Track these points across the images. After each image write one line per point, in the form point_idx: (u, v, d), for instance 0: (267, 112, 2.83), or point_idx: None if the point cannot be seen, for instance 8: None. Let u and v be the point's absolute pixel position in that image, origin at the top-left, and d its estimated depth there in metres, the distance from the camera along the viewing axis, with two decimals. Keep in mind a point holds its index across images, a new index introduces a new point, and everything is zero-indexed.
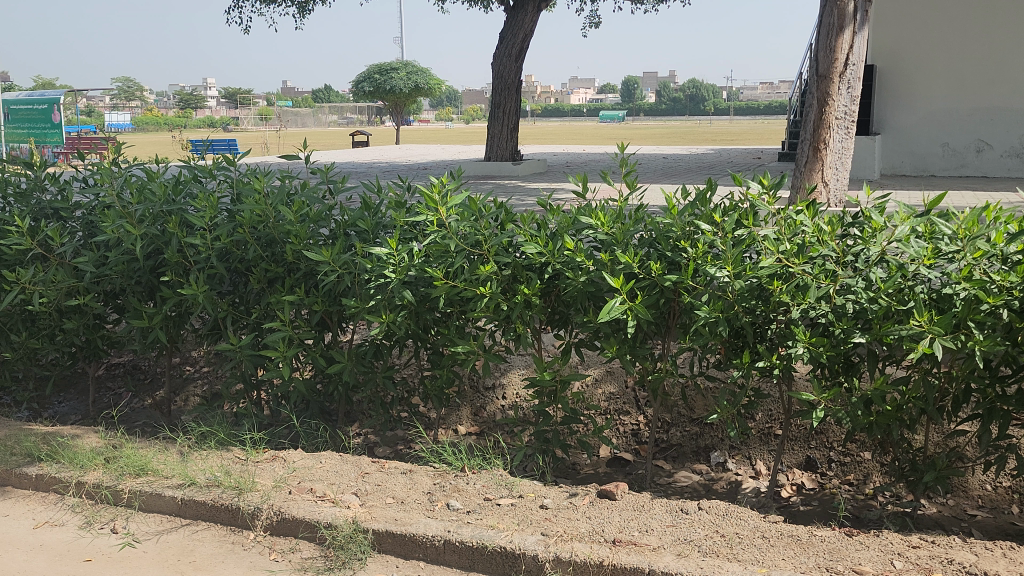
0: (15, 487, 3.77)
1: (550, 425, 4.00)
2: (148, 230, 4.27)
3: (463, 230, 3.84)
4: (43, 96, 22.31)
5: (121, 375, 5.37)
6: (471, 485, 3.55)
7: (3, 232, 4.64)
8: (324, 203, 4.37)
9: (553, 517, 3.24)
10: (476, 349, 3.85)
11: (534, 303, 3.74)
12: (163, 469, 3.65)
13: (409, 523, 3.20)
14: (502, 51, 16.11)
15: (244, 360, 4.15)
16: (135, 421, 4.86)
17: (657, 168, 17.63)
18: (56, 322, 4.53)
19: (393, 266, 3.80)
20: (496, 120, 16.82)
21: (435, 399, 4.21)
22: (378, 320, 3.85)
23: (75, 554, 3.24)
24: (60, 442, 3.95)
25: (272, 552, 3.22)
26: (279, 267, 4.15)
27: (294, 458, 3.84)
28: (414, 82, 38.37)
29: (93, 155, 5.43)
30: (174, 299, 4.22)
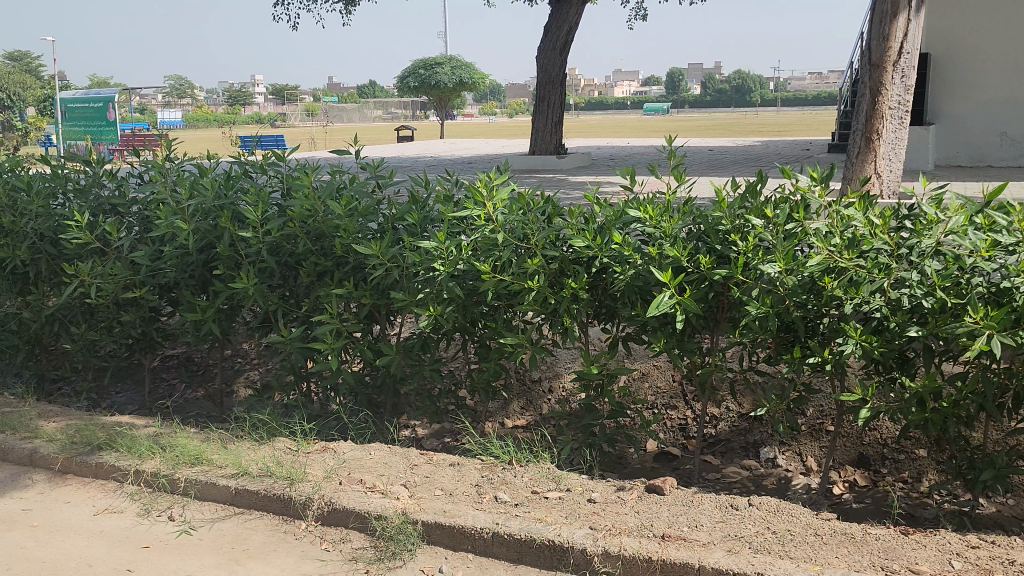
0: (77, 475, 3.87)
1: (596, 419, 4.01)
2: (200, 224, 4.36)
3: (512, 224, 3.86)
4: (99, 95, 22.92)
5: (175, 367, 5.49)
6: (519, 478, 3.56)
7: (63, 227, 4.77)
8: (372, 197, 4.41)
9: (601, 511, 3.23)
10: (523, 342, 3.86)
11: (582, 297, 3.74)
12: (217, 459, 3.73)
13: (458, 515, 3.22)
14: (547, 45, 16.01)
15: (294, 353, 4.21)
16: (189, 412, 4.96)
17: (701, 168, 15.61)
18: (113, 315, 4.65)
19: (440, 260, 3.82)
20: (541, 114, 16.79)
21: (482, 392, 4.23)
22: (426, 314, 3.88)
23: (133, 541, 3.33)
24: (118, 432, 4.05)
25: (323, 541, 3.27)
26: (328, 261, 4.20)
27: (344, 449, 3.89)
28: (461, 76, 38.52)
29: (148, 152, 5.55)
30: (226, 292, 4.30)
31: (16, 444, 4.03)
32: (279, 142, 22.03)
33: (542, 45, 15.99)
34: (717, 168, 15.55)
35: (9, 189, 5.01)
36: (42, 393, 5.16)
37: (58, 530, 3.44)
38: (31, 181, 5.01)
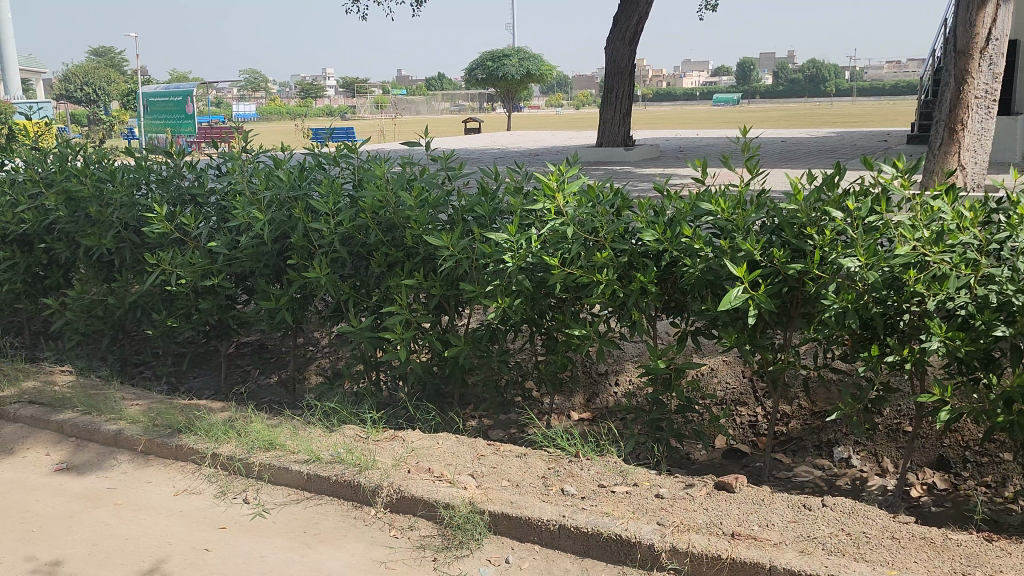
0: (157, 456, 4.01)
1: (664, 414, 3.96)
2: (275, 215, 4.45)
3: (581, 217, 3.85)
4: (178, 88, 23.61)
5: (248, 354, 5.62)
6: (586, 471, 3.55)
7: (145, 217, 4.94)
8: (442, 189, 4.43)
9: (669, 507, 3.20)
10: (591, 335, 3.84)
11: (651, 290, 3.69)
12: (290, 444, 3.82)
13: (526, 506, 3.23)
14: (615, 36, 15.63)
15: (364, 342, 4.27)
16: (263, 398, 5.09)
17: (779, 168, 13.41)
18: (192, 302, 4.76)
19: (510, 253, 3.82)
20: (609, 105, 16.65)
21: (549, 383, 4.22)
22: (495, 305, 3.89)
23: (211, 521, 3.43)
24: (196, 416, 4.18)
25: (392, 528, 3.32)
26: (399, 251, 4.25)
27: (413, 438, 3.93)
28: (528, 68, 38.52)
29: (224, 144, 5.69)
30: (299, 281, 4.39)
31: (101, 425, 4.19)
32: (350, 135, 22.31)
33: (611, 36, 15.69)
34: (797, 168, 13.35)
35: (96, 180, 5.20)
36: (125, 376, 5.36)
37: (141, 508, 3.57)
38: (116, 172, 5.20)
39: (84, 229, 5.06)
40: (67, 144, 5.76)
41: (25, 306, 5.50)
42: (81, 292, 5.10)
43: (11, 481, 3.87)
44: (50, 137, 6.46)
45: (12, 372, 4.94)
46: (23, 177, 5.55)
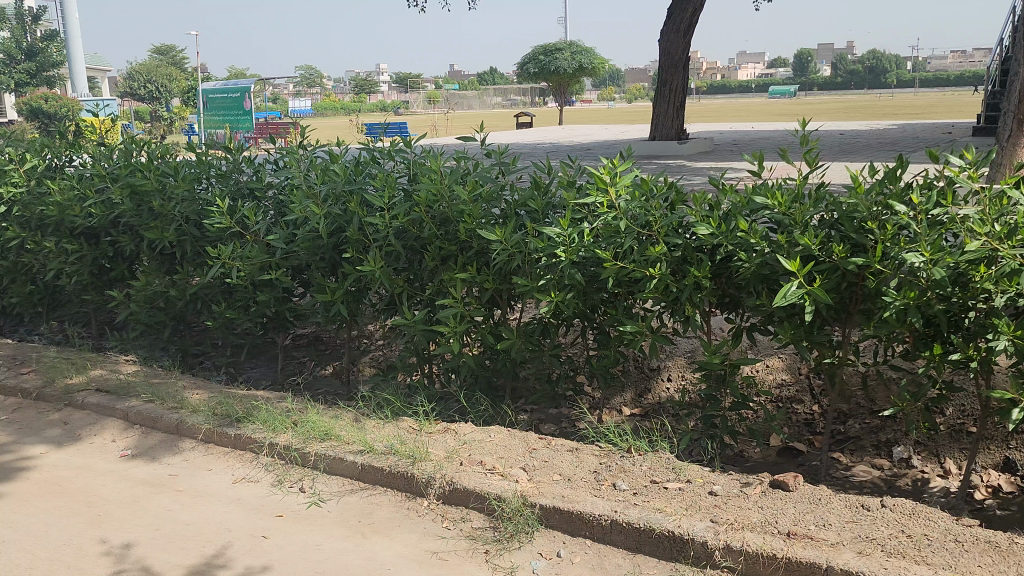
0: (217, 445, 4.11)
1: (718, 410, 3.92)
2: (331, 209, 4.52)
3: (634, 211, 3.82)
4: (236, 85, 24.08)
5: (304, 346, 5.72)
6: (638, 467, 3.53)
7: (206, 211, 5.06)
8: (495, 183, 4.45)
9: (723, 504, 3.16)
10: (643, 330, 3.82)
11: (705, 285, 3.65)
12: (344, 435, 3.88)
13: (577, 501, 3.22)
14: (669, 28, 15.41)
15: (417, 335, 4.31)
16: (319, 389, 5.17)
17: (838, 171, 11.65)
18: (250, 294, 4.85)
19: (563, 247, 3.82)
20: (663, 98, 16.50)
21: (601, 378, 4.20)
22: (547, 300, 3.89)
23: (268, 509, 3.51)
24: (254, 406, 4.27)
25: (444, 520, 3.35)
26: (452, 245, 4.27)
27: (465, 431, 3.96)
28: (581, 62, 38.31)
29: (282, 140, 5.79)
30: (354, 275, 4.44)
31: (163, 414, 4.30)
32: (404, 130, 22.42)
33: (665, 28, 15.50)
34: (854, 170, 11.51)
35: (159, 175, 5.35)
36: (185, 366, 5.50)
37: (201, 495, 3.66)
38: (179, 167, 5.34)
39: (148, 223, 5.20)
40: (132, 140, 5.92)
41: (92, 297, 5.68)
42: (144, 283, 5.23)
43: (78, 466, 4.00)
44: (116, 134, 6.64)
45: (80, 361, 5.10)
46: (90, 172, 5.72)
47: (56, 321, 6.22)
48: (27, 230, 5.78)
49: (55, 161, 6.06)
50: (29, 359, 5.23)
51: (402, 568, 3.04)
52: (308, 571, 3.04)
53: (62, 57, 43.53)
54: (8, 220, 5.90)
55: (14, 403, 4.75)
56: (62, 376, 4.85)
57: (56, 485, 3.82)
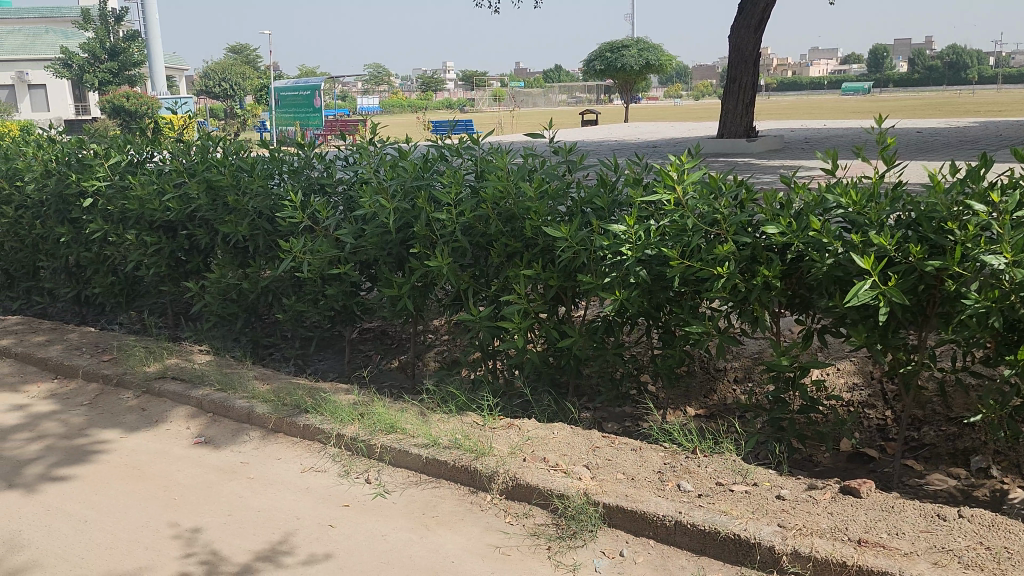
0: (286, 434, 4.20)
1: (786, 413, 3.84)
2: (399, 205, 4.57)
3: (702, 209, 3.77)
4: (307, 83, 24.55)
5: (370, 339, 5.80)
6: (703, 468, 3.48)
7: (278, 206, 5.18)
8: (562, 180, 4.44)
9: (791, 509, 3.10)
10: (710, 330, 3.76)
11: (774, 285, 3.57)
12: (410, 429, 3.92)
13: (641, 500, 3.20)
14: (740, 24, 15.13)
15: (482, 330, 4.34)
16: (384, 382, 5.24)
17: (914, 173, 11.08)
18: (320, 288, 4.94)
19: (629, 244, 3.80)
20: (733, 95, 16.22)
21: (666, 378, 4.16)
22: (613, 297, 3.87)
23: (336, 499, 3.58)
24: (322, 398, 4.36)
25: (507, 515, 3.36)
26: (518, 242, 4.28)
27: (528, 427, 3.96)
28: (647, 59, 37.85)
29: (352, 137, 5.89)
30: (421, 270, 4.49)
31: (236, 403, 4.42)
32: (469, 128, 22.55)
33: (735, 24, 15.22)
34: (924, 173, 10.93)
35: (234, 171, 5.49)
36: (256, 357, 5.63)
37: (270, 483, 3.75)
38: (254, 163, 5.48)
39: (223, 217, 5.34)
40: (209, 136, 6.09)
41: (169, 288, 5.86)
42: (219, 276, 5.38)
43: (156, 451, 4.14)
44: (193, 129, 6.84)
45: (157, 350, 5.27)
46: (169, 167, 5.91)
47: (135, 311, 6.44)
48: (109, 223, 6.00)
49: (136, 156, 6.27)
50: (110, 347, 5.44)
51: (466, 562, 3.06)
52: (374, 561, 3.09)
53: (142, 56, 45.02)
54: (92, 213, 6.13)
55: (96, 388, 4.94)
56: (141, 364, 5.03)
57: (135, 468, 3.96)
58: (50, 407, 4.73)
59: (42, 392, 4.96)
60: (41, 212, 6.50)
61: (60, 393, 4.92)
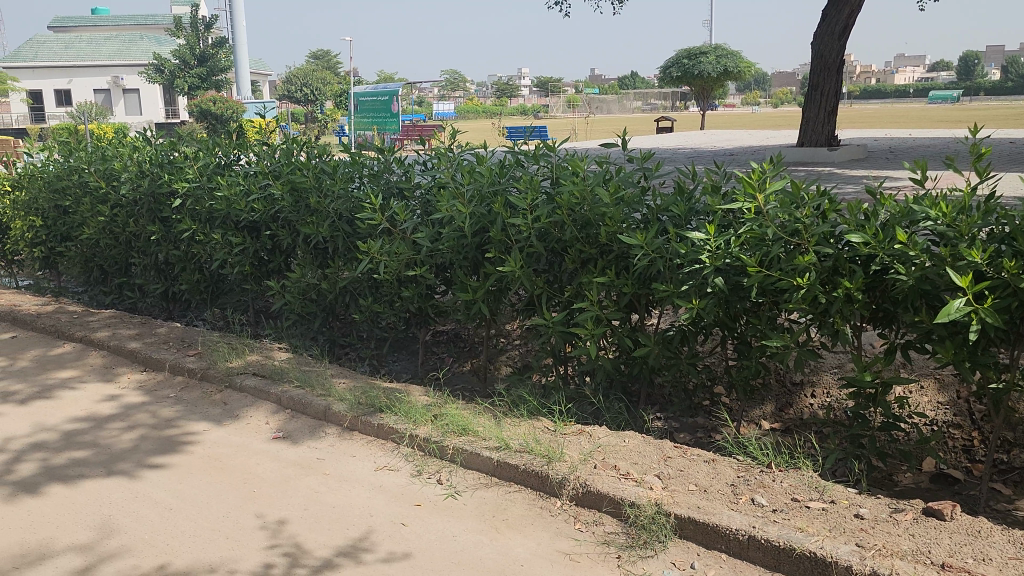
0: (361, 433, 4.28)
1: (866, 430, 3.73)
2: (476, 209, 4.62)
3: (783, 219, 3.70)
4: (385, 88, 24.99)
5: (444, 341, 5.87)
6: (778, 483, 3.41)
7: (358, 209, 5.30)
8: (639, 187, 4.42)
9: (870, 529, 3.01)
10: (789, 343, 3.68)
11: (857, 298, 3.48)
12: (481, 432, 3.96)
13: (714, 513, 3.16)
14: (823, 30, 14.78)
15: (555, 336, 4.34)
16: (457, 385, 5.29)
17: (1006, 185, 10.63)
18: (396, 290, 5.02)
19: (707, 254, 3.76)
20: (814, 103, 15.85)
21: (741, 389, 4.09)
22: (688, 306, 3.83)
23: (408, 498, 3.63)
24: (397, 398, 4.43)
25: (577, 521, 3.36)
26: (593, 249, 4.27)
27: (600, 434, 3.95)
28: (725, 65, 37.25)
29: (430, 142, 5.98)
30: (496, 274, 4.52)
31: (313, 400, 4.53)
32: (543, 133, 22.64)
33: (819, 30, 14.87)
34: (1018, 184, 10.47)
35: (317, 174, 5.65)
36: (333, 356, 5.75)
37: (345, 479, 3.84)
38: (336, 167, 5.62)
39: (305, 218, 5.49)
40: (293, 139, 6.26)
41: (252, 286, 6.04)
42: (299, 276, 5.53)
43: (237, 443, 4.28)
44: (278, 133, 7.04)
45: (240, 346, 5.44)
46: (255, 170, 6.11)
47: (219, 308, 6.66)
48: (197, 222, 6.23)
49: (224, 158, 6.50)
50: (196, 342, 5.64)
51: (535, 566, 3.07)
52: (445, 561, 3.13)
53: (229, 62, 46.52)
54: (181, 212, 6.37)
55: (182, 381, 5.13)
56: (224, 360, 5.20)
57: (218, 460, 4.10)
58: (141, 398, 4.93)
59: (132, 383, 5.18)
60: (134, 211, 6.78)
61: (149, 384, 5.13)
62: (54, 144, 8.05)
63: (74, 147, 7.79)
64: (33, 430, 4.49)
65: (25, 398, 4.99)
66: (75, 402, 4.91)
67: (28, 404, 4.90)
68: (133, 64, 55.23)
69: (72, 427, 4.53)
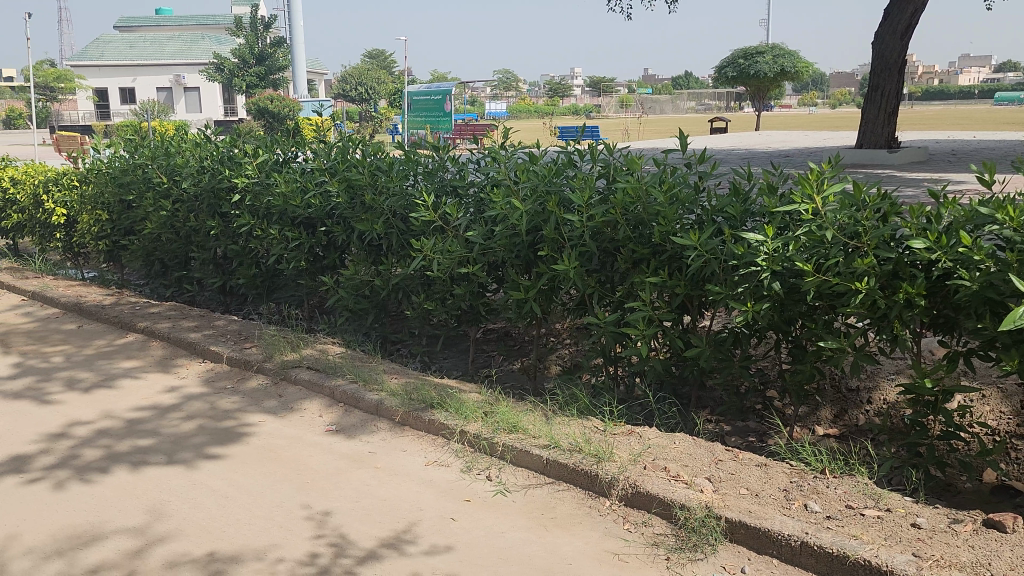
0: (412, 428, 4.33)
1: (924, 438, 3.65)
2: (529, 208, 4.63)
3: (842, 221, 3.64)
4: (439, 87, 25.17)
5: (494, 340, 5.90)
6: (832, 489, 3.36)
7: (412, 206, 5.36)
8: (694, 187, 4.38)
9: (928, 539, 2.95)
10: (845, 347, 3.62)
11: (918, 303, 3.40)
12: (531, 430, 3.97)
13: (765, 517, 3.12)
14: (885, 29, 14.44)
15: (606, 336, 4.33)
16: (506, 383, 5.31)
17: None
18: (448, 287, 5.06)
19: (763, 255, 3.71)
20: (874, 104, 15.51)
21: (795, 394, 4.03)
22: (742, 308, 3.79)
23: (458, 493, 3.66)
24: (448, 394, 4.47)
25: (625, 522, 3.36)
26: (645, 249, 4.25)
27: (649, 435, 3.93)
28: (782, 65, 36.65)
29: (484, 140, 6.01)
30: (548, 273, 4.53)
31: (365, 395, 4.60)
32: (595, 133, 22.63)
33: (881, 29, 14.54)
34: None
35: (372, 171, 5.72)
36: (385, 352, 5.82)
37: (396, 473, 3.88)
38: (391, 164, 5.69)
39: (360, 215, 5.58)
40: (349, 137, 6.35)
41: (307, 282, 6.15)
42: (353, 272, 5.61)
43: (292, 435, 4.36)
44: (334, 131, 7.14)
45: (294, 340, 5.55)
46: (312, 167, 6.22)
47: (275, 302, 6.78)
48: (255, 218, 6.36)
49: (282, 155, 6.62)
50: (252, 336, 5.76)
51: (583, 565, 3.07)
52: (493, 557, 3.15)
53: (287, 61, 47.33)
54: (240, 208, 6.52)
55: (239, 373, 5.25)
56: (280, 353, 5.30)
57: (273, 450, 4.19)
58: (199, 389, 5.06)
59: (191, 374, 5.31)
60: (195, 206, 6.95)
61: (207, 376, 5.26)
62: (119, 139, 8.28)
63: (138, 143, 8.01)
64: (97, 417, 4.65)
65: (89, 386, 5.16)
66: (137, 391, 5.05)
67: (92, 392, 5.06)
68: (193, 63, 56.51)
69: (134, 415, 4.67)
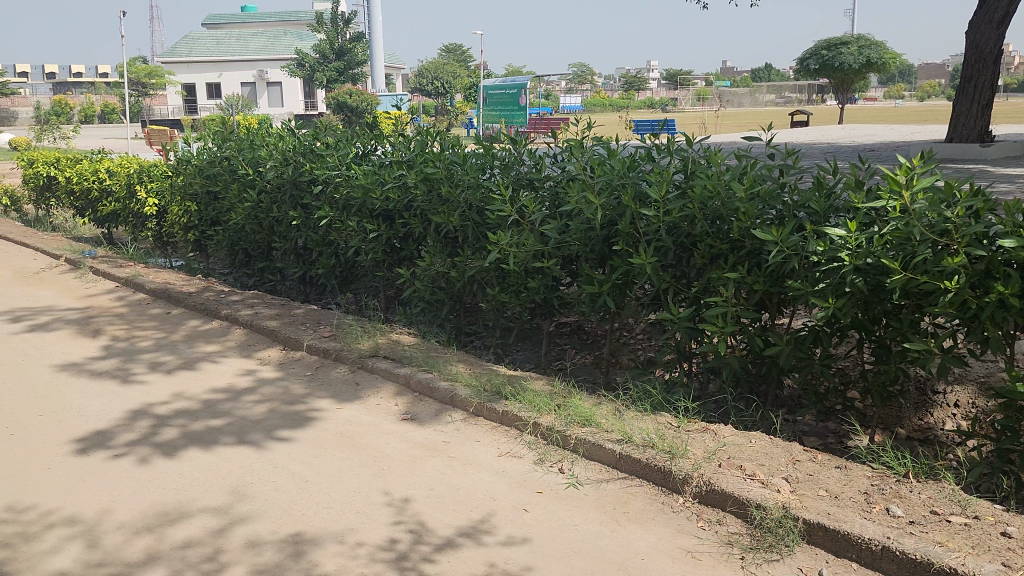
0: (485, 419, 4.37)
1: (1016, 445, 3.49)
2: (605, 201, 4.61)
3: (931, 217, 3.52)
4: (515, 81, 25.24)
5: (567, 333, 5.89)
6: (915, 494, 3.25)
7: (487, 199, 5.40)
8: (775, 182, 4.28)
9: (1018, 549, 2.83)
10: (932, 349, 3.50)
11: (1012, 304, 3.26)
12: (604, 424, 3.96)
13: (845, 520, 3.05)
14: (979, 18, 13.83)
15: (680, 331, 4.29)
16: (578, 376, 5.31)
17: None
18: (522, 281, 5.08)
19: (848, 253, 3.63)
20: (966, 96, 14.89)
21: (878, 395, 3.91)
22: (824, 306, 3.71)
23: (531, 485, 3.69)
24: (521, 387, 4.50)
25: (699, 519, 3.32)
26: (724, 244, 4.19)
27: (724, 433, 3.87)
28: (867, 56, 35.50)
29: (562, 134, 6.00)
30: (623, 267, 4.50)
31: (440, 385, 4.66)
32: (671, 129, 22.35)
33: (975, 18, 13.92)
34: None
35: (449, 164, 5.78)
36: (458, 343, 5.87)
37: (469, 463, 3.93)
38: (468, 158, 5.73)
39: (437, 208, 5.64)
40: (427, 131, 6.43)
41: (383, 273, 6.26)
42: (429, 263, 5.67)
43: (368, 422, 4.46)
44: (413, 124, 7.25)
45: (371, 329, 5.66)
46: (391, 160, 6.32)
47: (352, 293, 6.92)
48: (334, 209, 6.49)
49: (362, 149, 6.76)
50: (330, 324, 5.90)
51: (656, 561, 3.06)
52: (565, 549, 3.16)
53: (366, 57, 48.16)
54: (320, 200, 6.67)
55: (316, 360, 5.39)
56: (356, 342, 5.42)
57: (350, 436, 4.29)
58: (277, 374, 5.21)
59: (271, 360, 5.47)
60: (278, 197, 7.14)
61: (285, 362, 5.41)
62: (208, 133, 8.57)
63: (224, 136, 8.28)
64: (180, 398, 4.83)
65: (173, 369, 5.37)
66: (217, 374, 5.24)
67: (175, 374, 5.27)
68: (276, 59, 58.00)
69: (213, 397, 4.84)
